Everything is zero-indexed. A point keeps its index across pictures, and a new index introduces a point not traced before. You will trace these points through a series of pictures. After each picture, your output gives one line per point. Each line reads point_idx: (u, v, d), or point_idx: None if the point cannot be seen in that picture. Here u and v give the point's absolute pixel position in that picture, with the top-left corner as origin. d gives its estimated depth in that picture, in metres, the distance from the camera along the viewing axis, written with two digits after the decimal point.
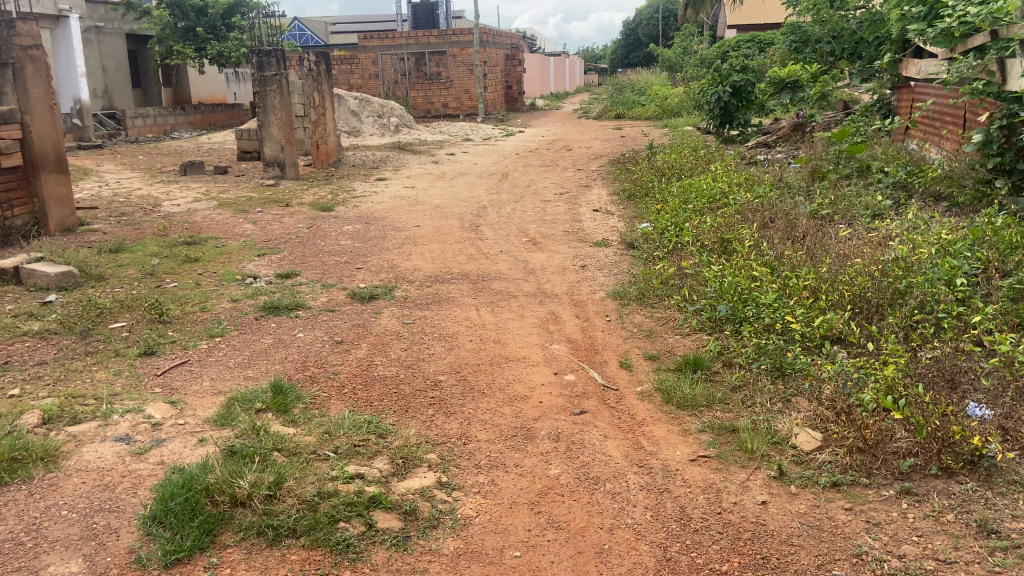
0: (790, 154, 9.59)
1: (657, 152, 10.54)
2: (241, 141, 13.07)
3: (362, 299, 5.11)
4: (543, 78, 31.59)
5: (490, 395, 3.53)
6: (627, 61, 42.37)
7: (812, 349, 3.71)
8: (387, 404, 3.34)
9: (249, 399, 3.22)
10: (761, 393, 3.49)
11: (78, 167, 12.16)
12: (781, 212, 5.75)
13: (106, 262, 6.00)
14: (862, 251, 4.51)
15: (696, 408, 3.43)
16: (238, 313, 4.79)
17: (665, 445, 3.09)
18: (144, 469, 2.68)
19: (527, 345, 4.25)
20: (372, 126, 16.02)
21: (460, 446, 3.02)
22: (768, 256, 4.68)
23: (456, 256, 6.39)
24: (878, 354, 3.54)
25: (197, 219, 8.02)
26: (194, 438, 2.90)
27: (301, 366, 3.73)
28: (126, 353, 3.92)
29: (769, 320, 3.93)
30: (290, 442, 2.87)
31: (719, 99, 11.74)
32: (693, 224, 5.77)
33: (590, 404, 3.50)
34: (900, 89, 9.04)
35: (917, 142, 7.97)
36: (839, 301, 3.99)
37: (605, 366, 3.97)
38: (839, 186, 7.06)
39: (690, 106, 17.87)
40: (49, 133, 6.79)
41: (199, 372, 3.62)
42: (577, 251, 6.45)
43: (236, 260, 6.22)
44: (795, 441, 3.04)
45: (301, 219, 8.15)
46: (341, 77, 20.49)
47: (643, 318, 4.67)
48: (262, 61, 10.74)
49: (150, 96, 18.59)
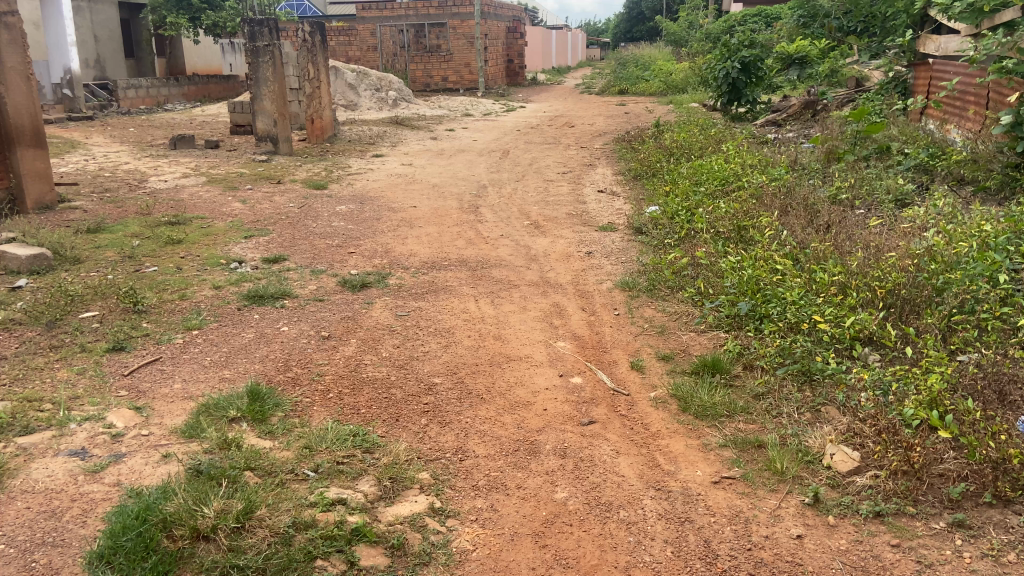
0: (802, 133, 9.22)
1: (664, 130, 10.15)
2: (234, 114, 12.65)
3: (353, 288, 4.78)
4: (544, 51, 30.96)
5: (489, 401, 3.21)
6: (629, 35, 41.49)
7: (843, 354, 3.39)
8: (376, 411, 3.03)
9: (221, 406, 2.90)
10: (788, 401, 3.18)
11: (65, 139, 11.77)
12: (800, 198, 5.40)
13: (84, 243, 5.66)
14: (891, 244, 4.17)
15: (717, 418, 3.12)
16: (219, 302, 4.46)
17: (684, 463, 2.78)
18: (97, 491, 2.36)
19: (530, 342, 3.92)
20: (369, 99, 15.60)
21: (456, 463, 2.71)
22: (790, 247, 4.34)
23: (454, 240, 6.06)
24: (916, 360, 3.22)
25: (184, 197, 7.68)
26: (157, 453, 2.59)
27: (283, 366, 3.40)
28: (93, 349, 3.59)
29: (794, 319, 3.60)
30: (265, 460, 2.55)
31: (727, 75, 11.23)
32: (707, 210, 5.43)
33: (599, 412, 3.19)
34: (917, 67, 8.61)
35: (937, 124, 7.56)
36: (871, 298, 3.65)
37: (615, 367, 3.66)
38: (857, 169, 6.69)
39: (695, 83, 17.42)
40: (26, 105, 6.41)
41: (172, 372, 3.30)
42: (582, 235, 6.12)
43: (221, 242, 5.87)
44: (829, 460, 2.73)
45: (292, 197, 7.80)
46: (339, 48, 19.97)
47: (654, 312, 4.34)
48: (254, 31, 10.27)
49: (144, 66, 18.10)
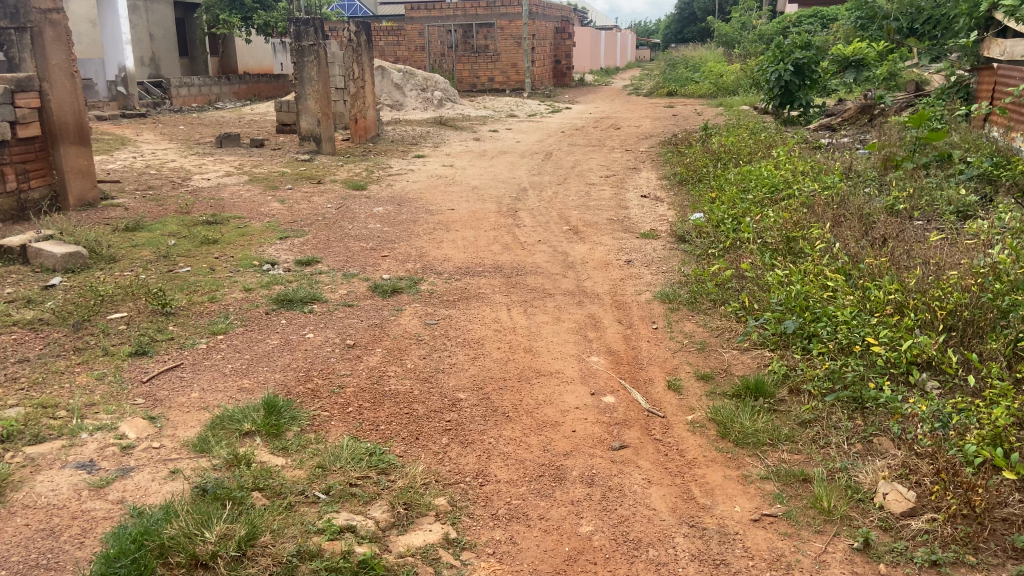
0: (857, 139, 8.86)
1: (712, 133, 9.86)
2: (280, 113, 12.73)
3: (384, 293, 4.67)
4: (593, 52, 30.68)
5: (515, 420, 3.05)
6: (679, 36, 40.88)
7: (897, 380, 3.15)
8: (396, 429, 2.89)
9: (236, 418, 2.80)
10: (836, 431, 2.96)
11: (116, 136, 11.97)
12: (855, 209, 5.13)
13: (121, 242, 5.66)
14: (954, 261, 3.88)
15: (759, 447, 2.92)
16: (248, 305, 4.39)
17: (721, 497, 2.59)
18: (99, 510, 2.28)
19: (562, 356, 3.75)
20: (415, 99, 15.57)
21: (476, 488, 2.56)
22: (843, 261, 4.08)
23: (490, 244, 5.92)
24: (980, 391, 2.96)
25: (225, 196, 7.69)
26: (165, 469, 2.51)
27: (304, 376, 3.28)
28: (116, 352, 3.53)
29: (846, 341, 3.36)
30: (275, 480, 2.43)
31: (779, 78, 10.85)
32: (754, 219, 5.19)
33: (631, 436, 3.00)
34: (981, 72, 8.19)
35: (1002, 131, 7.14)
36: (930, 319, 3.39)
37: (651, 387, 3.46)
38: (916, 177, 6.35)
39: (746, 85, 17.01)
40: (69, 102, 6.46)
41: (191, 380, 3.22)
42: (622, 242, 5.93)
43: (256, 243, 5.82)
44: (881, 498, 2.51)
45: (331, 198, 7.74)
46: (387, 48, 20.04)
47: (695, 327, 4.13)
48: (300, 30, 10.31)
49: (198, 65, 18.42)
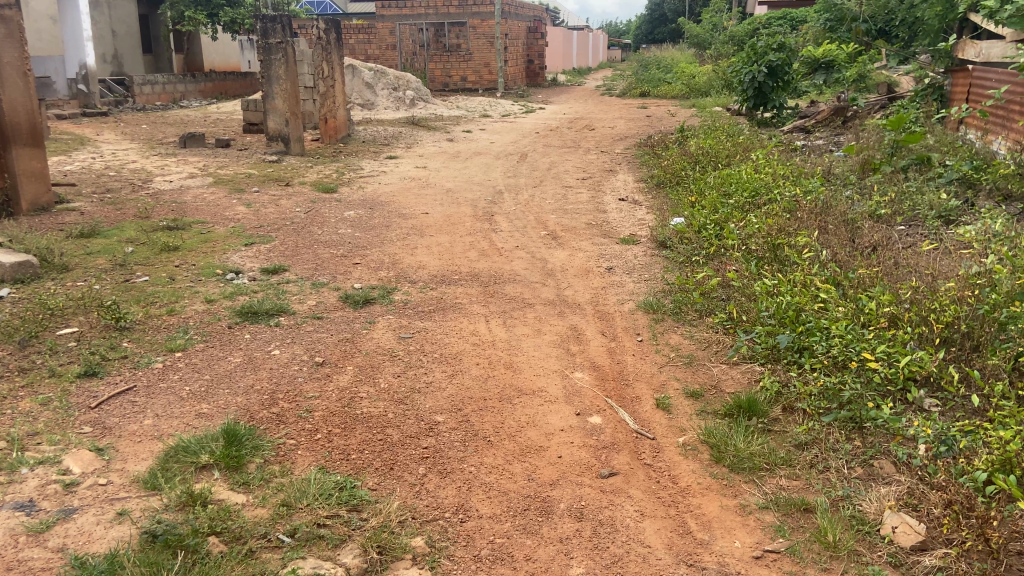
0: (832, 141, 8.76)
1: (688, 135, 9.73)
2: (247, 112, 12.39)
3: (355, 304, 4.44)
4: (565, 52, 30.57)
5: (497, 445, 2.85)
6: (650, 37, 40.94)
7: (895, 398, 3.00)
8: (368, 458, 2.67)
9: (193, 449, 2.57)
10: (836, 454, 2.80)
11: (75, 135, 11.56)
12: (838, 215, 5.00)
13: (75, 250, 5.36)
14: (947, 270, 3.74)
15: (756, 473, 2.75)
16: (209, 318, 4.14)
17: (719, 531, 2.42)
18: (37, 559, 2.05)
19: (544, 372, 3.56)
20: (386, 99, 15.28)
21: (456, 525, 2.36)
22: (833, 270, 3.93)
23: (466, 251, 5.71)
24: (984, 411, 2.82)
25: (188, 199, 7.39)
26: (113, 510, 2.28)
27: (269, 400, 3.05)
28: (63, 374, 3.27)
29: (841, 356, 3.20)
30: (234, 522, 2.22)
31: (753, 79, 10.74)
32: (738, 225, 5.04)
33: (621, 461, 2.82)
34: (955, 73, 8.10)
35: (977, 134, 7.05)
36: (928, 334, 3.24)
37: (638, 406, 3.28)
38: (895, 181, 6.23)
39: (719, 86, 16.98)
40: (22, 102, 6.12)
41: (144, 405, 2.97)
42: (602, 248, 5.75)
43: (220, 250, 5.56)
44: (889, 531, 2.35)
45: (299, 201, 7.48)
46: (357, 46, 19.71)
47: (681, 340, 3.96)
48: (267, 28, 10.00)
49: (162, 62, 17.94)
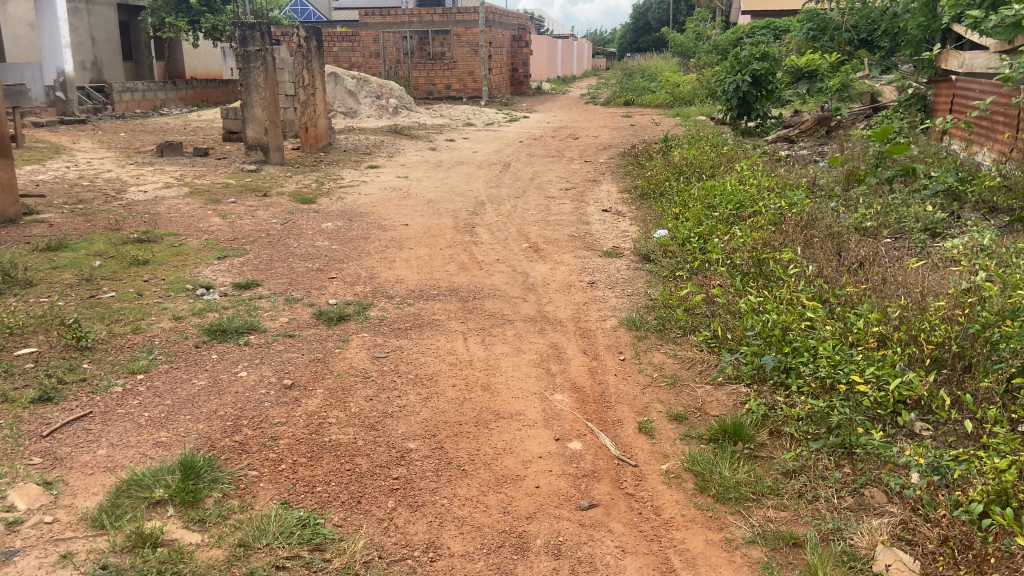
0: (816, 151, 8.72)
1: (672, 145, 9.66)
2: (227, 120, 12.20)
3: (330, 321, 4.30)
4: (549, 61, 30.57)
5: (472, 474, 2.72)
6: (634, 46, 41.04)
7: (885, 422, 2.89)
8: (334, 490, 2.53)
9: (147, 483, 2.41)
10: (825, 483, 2.68)
11: (50, 144, 11.32)
12: (824, 228, 4.91)
13: (41, 264, 5.18)
14: (935, 287, 3.65)
15: (742, 503, 2.63)
16: (176, 336, 3.98)
17: (704, 569, 2.30)
18: None
19: (523, 394, 3.43)
20: (369, 107, 15.13)
21: (425, 565, 2.22)
22: (819, 287, 3.83)
23: (445, 264, 5.58)
24: (977, 437, 2.72)
25: (162, 210, 7.21)
26: (56, 552, 2.12)
27: (231, 427, 2.89)
28: (15, 399, 3.10)
29: (829, 378, 3.09)
30: (187, 565, 2.08)
31: (737, 89, 10.69)
32: (722, 239, 4.94)
33: (602, 491, 2.70)
34: (938, 84, 8.05)
35: (961, 145, 7.00)
36: (918, 355, 3.14)
37: (620, 430, 3.16)
38: (880, 193, 6.11)
39: (703, 95, 16.98)
40: None
41: (99, 433, 2.81)
42: (584, 261, 5.64)
43: (191, 264, 5.39)
44: (882, 568, 2.24)
45: (277, 212, 7.32)
46: (341, 54, 19.58)
47: (664, 359, 3.84)
48: (246, 35, 9.81)
49: (142, 70, 17.70)
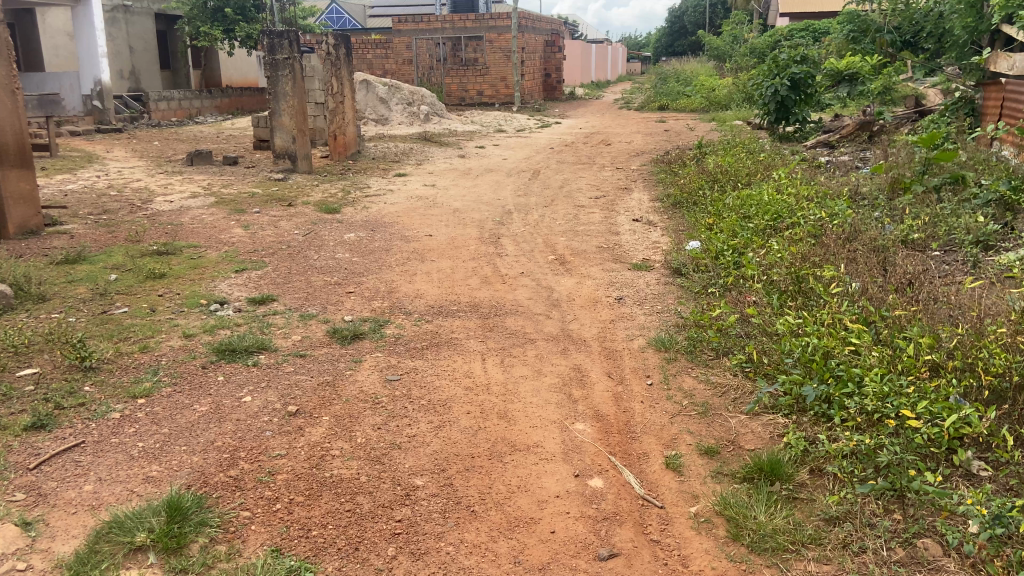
0: (858, 157, 8.33)
1: (707, 151, 9.35)
2: (257, 128, 12.20)
3: (343, 339, 4.12)
4: (583, 66, 30.31)
5: (483, 515, 2.51)
6: (670, 50, 40.51)
7: (940, 462, 2.61)
8: (331, 535, 2.33)
9: (128, 527, 2.24)
10: (873, 532, 2.41)
11: (84, 153, 11.38)
12: (867, 242, 4.59)
13: (57, 278, 5.10)
14: (993, 308, 3.34)
15: (780, 555, 2.37)
16: (184, 356, 3.82)
17: None
18: None
19: (541, 423, 3.20)
20: (400, 114, 15.02)
21: None
22: (864, 306, 3.53)
23: (467, 278, 5.38)
24: None
25: (186, 220, 7.13)
26: None
27: (228, 460, 2.71)
28: (9, 427, 2.95)
29: (876, 410, 2.80)
30: None
31: (775, 92, 10.33)
32: (758, 253, 4.66)
33: (624, 537, 2.46)
34: (987, 87, 7.62)
35: (1014, 150, 6.59)
36: (978, 386, 2.83)
37: (645, 465, 2.91)
38: (927, 203, 5.74)
39: (740, 100, 16.58)
40: (10, 123, 5.88)
41: (88, 467, 2.65)
42: (612, 275, 5.39)
43: (208, 277, 5.27)
44: None
45: (299, 223, 7.19)
46: (374, 61, 19.55)
47: (696, 385, 3.58)
48: (274, 44, 9.73)
49: (179, 79, 17.84)
